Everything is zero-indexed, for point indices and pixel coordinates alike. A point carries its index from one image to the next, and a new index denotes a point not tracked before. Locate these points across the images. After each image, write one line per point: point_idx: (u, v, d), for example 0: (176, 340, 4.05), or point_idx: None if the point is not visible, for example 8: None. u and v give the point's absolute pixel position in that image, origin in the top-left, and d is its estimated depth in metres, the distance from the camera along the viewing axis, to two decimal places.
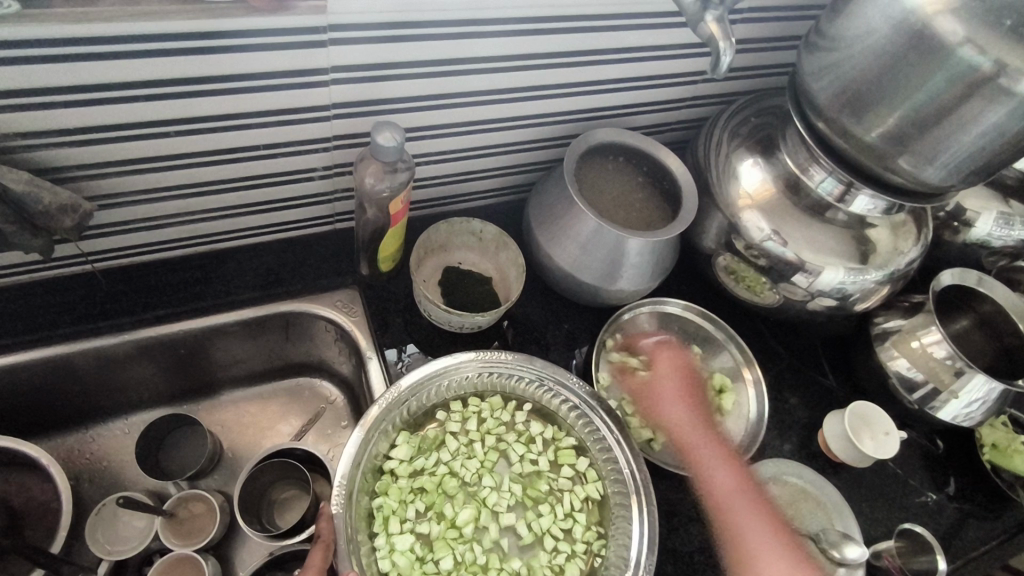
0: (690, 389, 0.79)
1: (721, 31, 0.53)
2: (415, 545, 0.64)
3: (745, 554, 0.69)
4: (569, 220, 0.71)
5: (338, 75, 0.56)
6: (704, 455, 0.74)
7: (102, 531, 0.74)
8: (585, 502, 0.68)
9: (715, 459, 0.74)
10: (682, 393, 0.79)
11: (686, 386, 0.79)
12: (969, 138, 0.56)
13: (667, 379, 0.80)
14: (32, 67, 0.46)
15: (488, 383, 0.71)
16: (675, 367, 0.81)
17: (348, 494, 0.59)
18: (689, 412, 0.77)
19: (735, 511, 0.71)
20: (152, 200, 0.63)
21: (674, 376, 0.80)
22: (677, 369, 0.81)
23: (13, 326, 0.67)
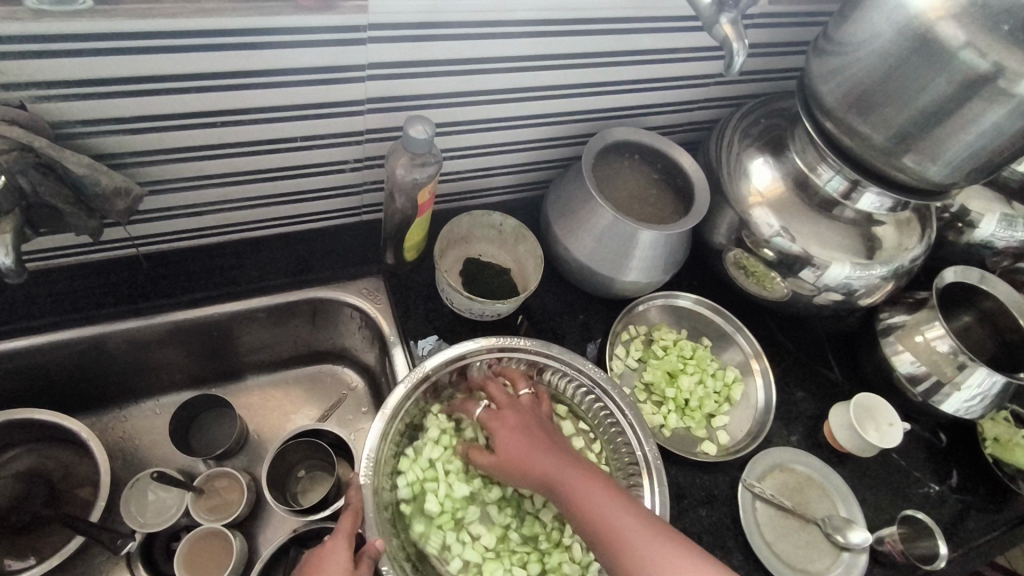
0: (535, 431, 0.65)
1: (735, 33, 0.56)
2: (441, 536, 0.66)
3: (609, 535, 0.58)
4: (586, 213, 0.74)
5: (374, 71, 0.60)
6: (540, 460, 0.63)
7: (136, 504, 0.77)
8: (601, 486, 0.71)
9: (541, 463, 0.63)
10: (533, 441, 0.64)
11: (536, 436, 0.65)
12: (970, 136, 0.59)
13: (512, 437, 0.65)
14: (98, 58, 0.50)
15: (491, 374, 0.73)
16: (515, 425, 0.65)
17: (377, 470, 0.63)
18: (521, 440, 0.64)
19: (586, 497, 0.60)
20: (194, 187, 0.67)
21: (519, 429, 0.65)
22: (523, 424, 0.65)
23: (60, 305, 0.71)
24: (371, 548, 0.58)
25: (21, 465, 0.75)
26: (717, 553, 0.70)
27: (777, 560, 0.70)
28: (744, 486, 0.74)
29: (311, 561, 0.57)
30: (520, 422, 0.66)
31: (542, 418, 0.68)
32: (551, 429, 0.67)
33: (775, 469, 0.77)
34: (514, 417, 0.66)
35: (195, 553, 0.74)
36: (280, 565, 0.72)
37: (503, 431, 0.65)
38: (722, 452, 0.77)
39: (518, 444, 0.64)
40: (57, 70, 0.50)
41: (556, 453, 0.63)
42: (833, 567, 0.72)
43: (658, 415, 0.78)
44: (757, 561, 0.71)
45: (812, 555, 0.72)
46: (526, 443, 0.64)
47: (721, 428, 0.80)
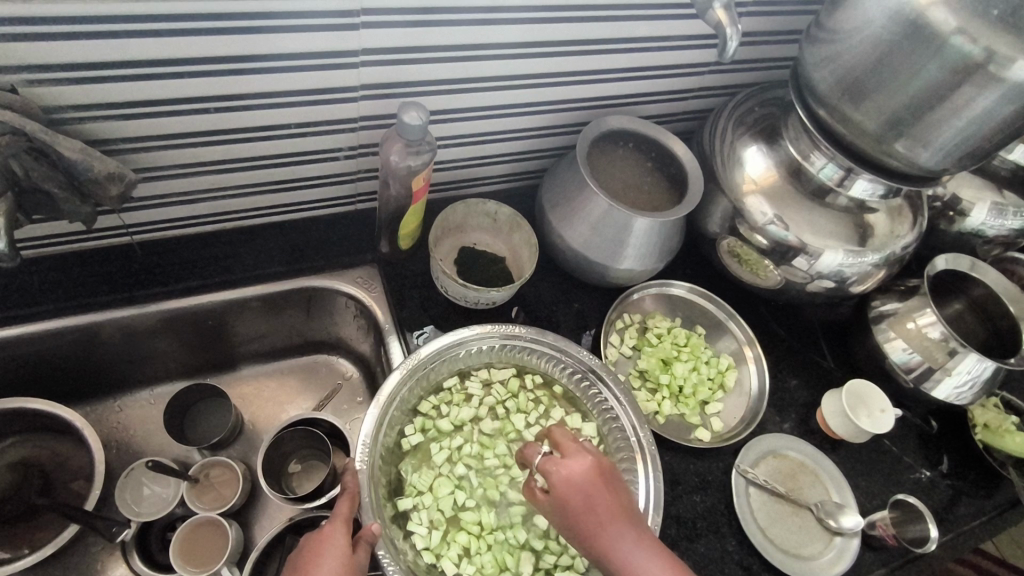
0: (605, 491, 0.59)
1: (728, 18, 0.56)
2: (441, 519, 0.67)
3: None
4: (581, 201, 0.74)
5: (369, 57, 0.60)
6: (609, 533, 0.57)
7: (131, 493, 0.77)
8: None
9: (602, 531, 0.57)
10: (601, 508, 0.58)
11: (605, 504, 0.58)
12: (961, 122, 0.59)
13: (578, 502, 0.58)
14: (93, 42, 0.50)
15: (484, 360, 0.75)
16: (582, 486, 0.58)
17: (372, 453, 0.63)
18: (588, 507, 0.58)
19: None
20: (190, 174, 0.67)
21: (582, 495, 0.58)
22: (590, 488, 0.58)
23: (53, 293, 0.71)
24: (367, 532, 0.57)
25: (14, 455, 0.75)
26: (711, 538, 0.71)
27: (770, 543, 0.71)
28: (737, 472, 0.75)
29: (309, 543, 0.56)
30: (585, 482, 0.59)
31: (609, 476, 0.60)
32: (621, 487, 0.60)
33: (769, 455, 0.78)
34: (577, 473, 0.59)
35: (191, 542, 0.74)
36: (277, 552, 0.72)
37: (565, 494, 0.58)
38: (716, 439, 0.78)
39: (584, 511, 0.57)
40: (51, 53, 0.50)
41: (623, 526, 0.57)
42: (826, 551, 0.72)
43: (652, 402, 0.79)
44: (750, 545, 0.71)
45: (804, 539, 0.73)
46: (596, 509, 0.58)
47: (715, 415, 0.80)
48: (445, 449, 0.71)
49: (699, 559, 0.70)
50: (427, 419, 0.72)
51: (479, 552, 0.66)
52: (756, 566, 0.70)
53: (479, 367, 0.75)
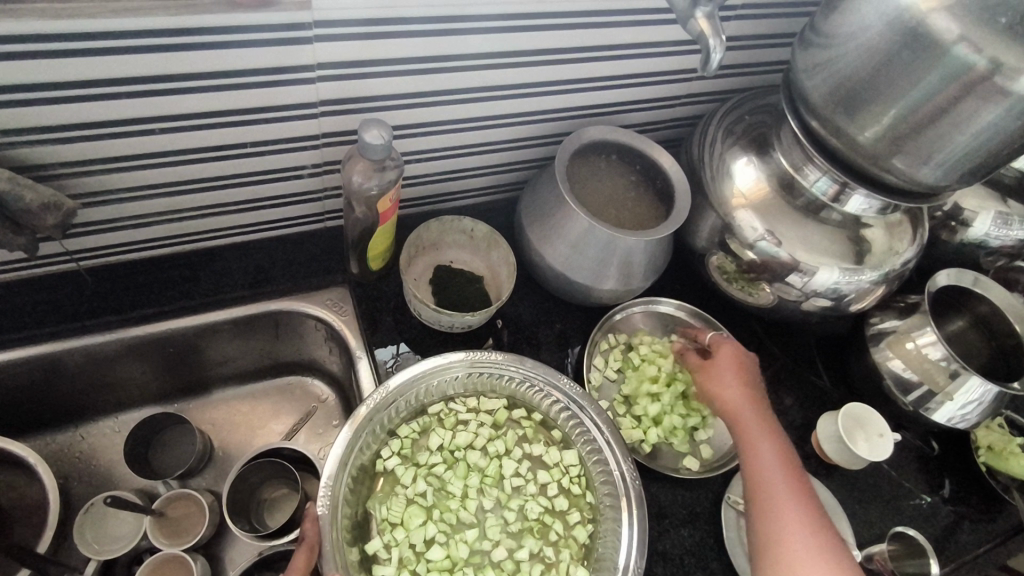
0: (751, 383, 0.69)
1: (711, 27, 0.52)
2: (406, 560, 0.63)
3: (766, 519, 0.60)
4: (560, 219, 0.70)
5: (325, 71, 0.56)
6: (752, 421, 0.66)
7: (91, 530, 0.73)
8: (577, 507, 0.68)
9: (755, 425, 0.65)
10: (752, 390, 0.68)
11: (740, 378, 0.69)
12: (964, 137, 0.55)
13: (721, 377, 0.69)
14: (14, 63, 0.46)
15: (458, 388, 0.70)
16: (728, 369, 0.70)
17: (334, 492, 0.59)
18: (735, 378, 0.69)
19: (752, 457, 0.63)
20: (138, 197, 0.62)
21: (729, 369, 0.70)
22: (738, 371, 0.70)
23: (0, 324, 0.67)
24: None
25: None
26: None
27: None
28: (726, 503, 0.70)
29: None
30: (731, 358, 0.71)
31: (729, 368, 0.70)
32: (750, 369, 0.71)
33: None
34: (727, 353, 0.71)
35: None
36: None
37: (712, 372, 0.70)
38: (704, 468, 0.73)
39: (728, 377, 0.69)
40: None
41: (762, 410, 0.67)
42: None
43: (637, 429, 0.74)
44: None
45: None
46: (729, 383, 0.69)
47: (704, 442, 0.76)
48: (414, 484, 0.67)
49: None
50: (398, 451, 0.68)
51: None
52: None
53: (454, 395, 0.71)
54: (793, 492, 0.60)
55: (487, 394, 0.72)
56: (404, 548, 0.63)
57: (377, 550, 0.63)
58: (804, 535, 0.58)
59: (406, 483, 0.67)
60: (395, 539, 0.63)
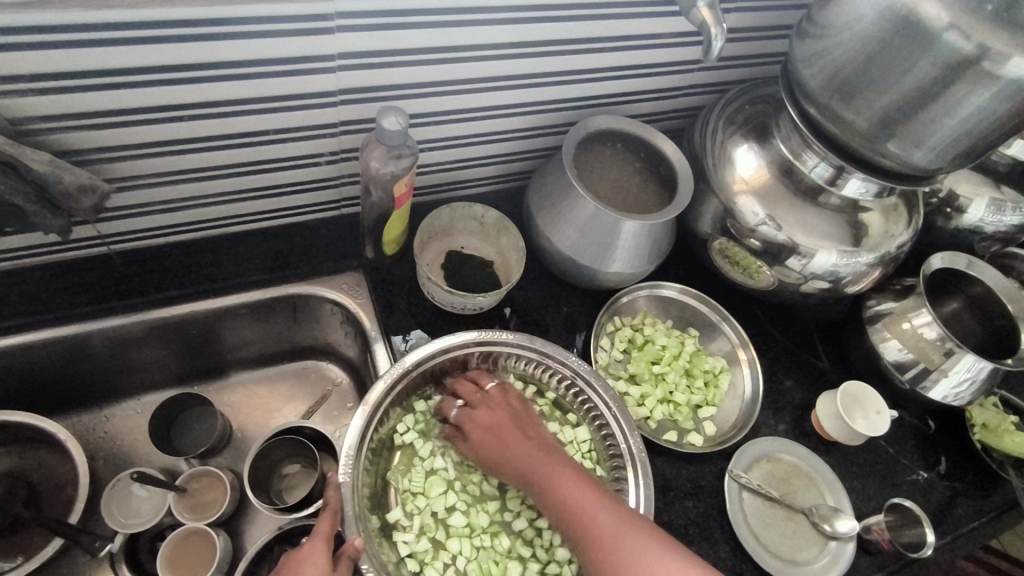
0: (506, 427, 0.66)
1: (713, 18, 0.55)
2: (427, 527, 0.66)
3: (598, 547, 0.57)
4: (567, 204, 0.73)
5: (345, 60, 0.59)
6: (538, 466, 0.63)
7: (118, 503, 0.77)
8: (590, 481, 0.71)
9: (544, 469, 0.63)
10: (512, 433, 0.66)
11: (510, 426, 0.67)
12: (954, 121, 0.57)
13: (488, 423, 0.67)
14: (57, 51, 0.49)
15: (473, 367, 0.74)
16: (490, 420, 0.67)
17: (356, 459, 0.62)
18: (506, 428, 0.66)
19: (567, 493, 0.60)
20: (166, 183, 0.65)
21: (489, 426, 0.67)
22: (495, 422, 0.67)
23: (33, 305, 0.70)
24: (350, 548, 0.57)
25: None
26: (704, 545, 0.70)
27: (764, 550, 0.70)
28: (730, 477, 0.73)
29: (289, 561, 0.56)
30: (492, 415, 0.68)
31: (514, 409, 0.68)
32: (527, 419, 0.68)
33: (762, 459, 0.77)
34: (489, 404, 0.68)
35: (179, 554, 0.74)
36: (266, 563, 0.71)
37: (478, 434, 0.67)
38: (709, 443, 0.77)
39: (489, 435, 0.67)
40: (16, 64, 0.49)
41: (532, 447, 0.65)
42: (821, 556, 0.71)
43: (644, 407, 0.77)
44: (744, 552, 0.70)
45: (799, 544, 0.72)
46: (500, 433, 0.66)
47: (708, 419, 0.79)
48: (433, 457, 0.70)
49: None
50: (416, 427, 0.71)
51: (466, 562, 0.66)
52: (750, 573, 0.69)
53: None
54: (646, 532, 0.57)
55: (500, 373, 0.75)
56: (426, 516, 0.67)
57: (399, 518, 0.66)
58: (662, 559, 0.55)
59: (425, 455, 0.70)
60: (417, 507, 0.67)
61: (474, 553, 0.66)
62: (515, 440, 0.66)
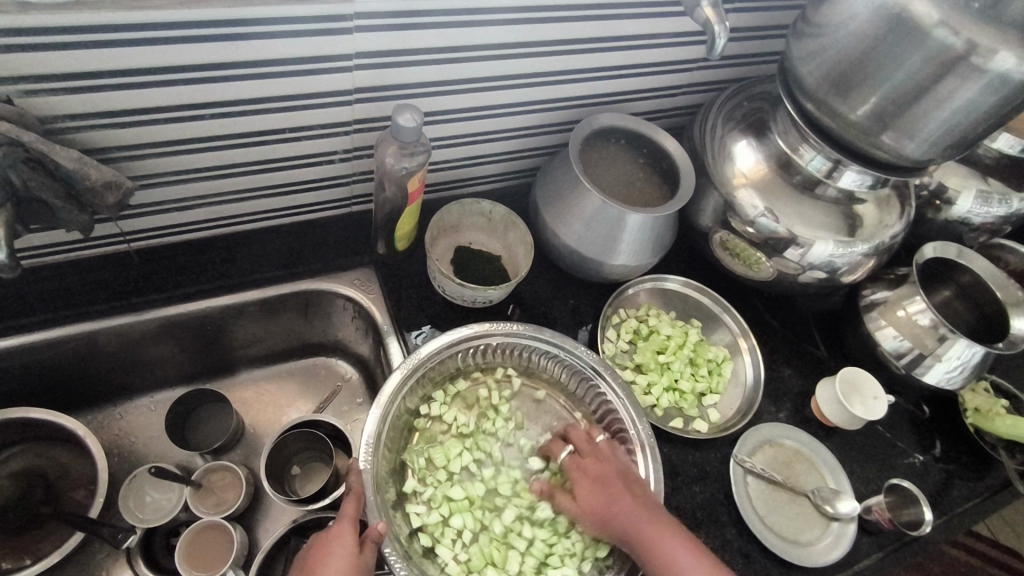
0: (616, 483, 0.64)
1: (716, 16, 0.57)
2: (438, 505, 0.68)
3: None
4: (574, 199, 0.75)
5: (361, 60, 0.61)
6: (651, 529, 0.60)
7: (133, 500, 0.77)
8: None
9: (654, 531, 0.60)
10: (622, 487, 0.64)
11: (622, 483, 0.64)
12: (945, 114, 0.60)
13: (595, 485, 0.64)
14: (86, 51, 0.50)
15: (486, 358, 0.76)
16: (597, 476, 0.65)
17: (388, 406, 0.66)
18: (610, 482, 0.64)
19: (669, 556, 0.59)
20: (184, 181, 0.67)
21: (602, 481, 0.65)
22: (602, 476, 0.65)
23: (52, 302, 0.71)
24: (373, 532, 0.58)
25: (17, 464, 0.75)
26: (711, 527, 0.72)
27: (770, 531, 0.72)
28: (735, 461, 0.76)
29: (317, 544, 0.57)
30: (606, 469, 0.65)
31: (624, 466, 0.66)
32: (635, 474, 0.66)
33: (766, 444, 0.79)
34: (602, 460, 0.66)
35: (196, 546, 0.74)
36: (283, 554, 0.72)
37: (582, 480, 0.65)
38: (714, 430, 0.79)
39: (604, 491, 0.64)
40: (47, 64, 0.50)
41: (637, 505, 0.62)
42: (823, 537, 0.74)
43: (650, 395, 0.79)
44: (750, 534, 0.72)
45: (803, 526, 0.74)
46: (606, 489, 0.64)
47: (712, 407, 0.81)
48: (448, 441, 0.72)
49: None
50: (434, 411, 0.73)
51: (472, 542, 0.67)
52: (757, 554, 0.71)
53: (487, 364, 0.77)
54: None
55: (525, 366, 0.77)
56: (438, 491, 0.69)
57: (412, 488, 0.68)
58: None
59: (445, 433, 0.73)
60: (430, 485, 0.69)
61: (478, 535, 0.68)
62: (626, 499, 0.63)
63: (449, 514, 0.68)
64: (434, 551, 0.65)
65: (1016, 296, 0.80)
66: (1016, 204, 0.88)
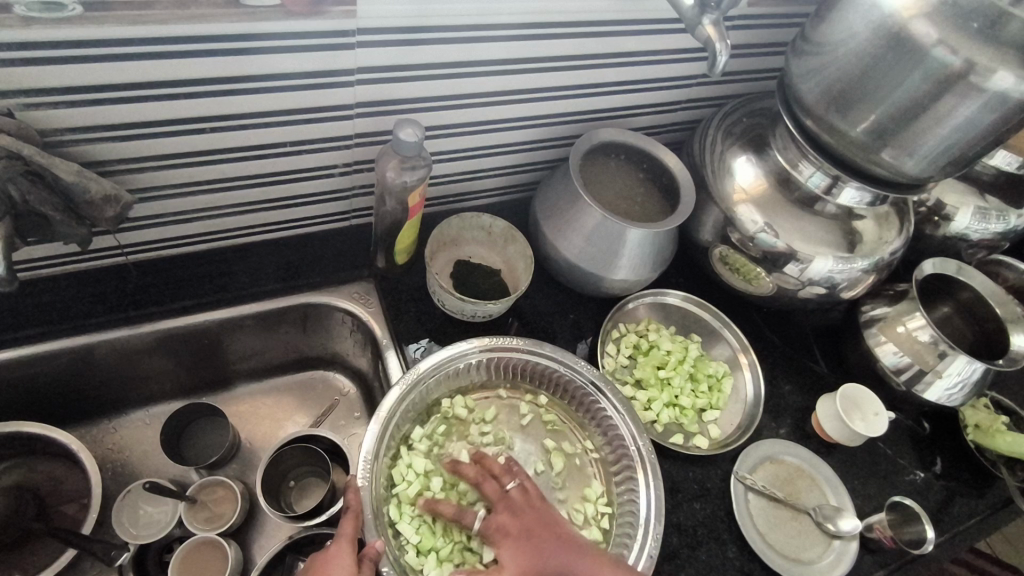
0: (538, 534, 0.61)
1: (718, 33, 0.57)
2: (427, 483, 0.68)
3: None
4: (575, 213, 0.75)
5: (363, 75, 0.61)
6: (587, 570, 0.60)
7: (127, 515, 0.76)
8: (592, 504, 0.71)
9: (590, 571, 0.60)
10: (553, 533, 0.62)
11: (544, 533, 0.62)
12: (944, 131, 0.60)
13: (516, 543, 0.61)
14: (88, 65, 0.50)
15: (504, 370, 0.76)
16: (517, 530, 0.62)
17: (388, 420, 0.66)
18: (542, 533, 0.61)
19: None
20: (183, 194, 0.67)
21: (523, 534, 0.62)
22: (527, 528, 0.62)
23: (49, 315, 0.70)
24: (372, 550, 0.58)
25: (8, 479, 0.74)
26: (713, 545, 0.71)
27: (771, 549, 0.72)
28: (736, 478, 0.75)
29: (313, 565, 0.56)
30: (521, 527, 0.62)
31: (540, 506, 0.64)
32: (554, 519, 0.63)
33: (766, 461, 0.79)
34: (512, 515, 0.63)
35: (190, 564, 0.73)
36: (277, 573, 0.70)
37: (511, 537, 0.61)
38: (714, 446, 0.78)
39: (526, 549, 0.61)
40: (48, 77, 0.50)
41: (570, 551, 0.61)
42: (825, 555, 0.73)
43: (651, 410, 0.79)
44: (751, 552, 0.72)
45: (804, 544, 0.73)
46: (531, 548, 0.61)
47: (713, 422, 0.80)
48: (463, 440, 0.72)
49: (701, 566, 0.70)
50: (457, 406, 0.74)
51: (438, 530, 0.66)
52: (758, 572, 0.71)
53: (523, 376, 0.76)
54: None
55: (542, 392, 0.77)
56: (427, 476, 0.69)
57: (412, 449, 0.70)
58: None
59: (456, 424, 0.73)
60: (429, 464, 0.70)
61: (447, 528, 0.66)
62: (551, 553, 0.61)
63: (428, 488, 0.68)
64: (396, 520, 0.65)
65: (1015, 313, 0.80)
66: (1012, 221, 0.89)
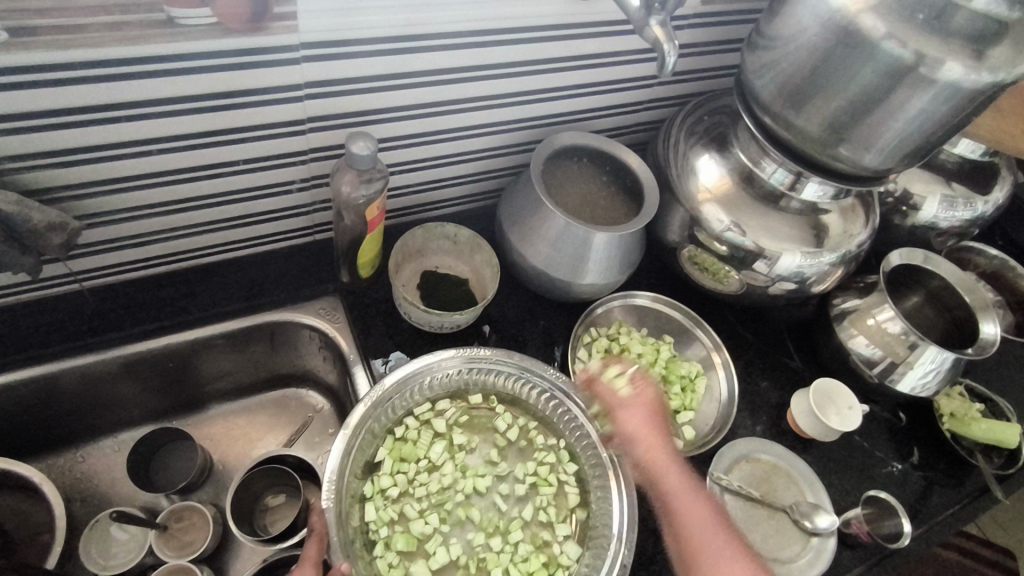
0: (650, 430, 0.64)
1: (665, 34, 0.56)
2: (395, 488, 0.69)
3: (693, 546, 0.58)
4: (538, 220, 0.74)
5: (311, 89, 0.60)
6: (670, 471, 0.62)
7: (96, 547, 0.75)
8: (565, 513, 0.71)
9: (671, 472, 0.62)
10: (656, 435, 0.63)
11: (654, 428, 0.64)
12: (899, 124, 0.60)
13: (642, 423, 0.64)
14: (20, 92, 0.49)
15: (474, 378, 0.74)
16: (640, 414, 0.64)
17: (352, 439, 0.65)
18: (646, 436, 0.63)
19: (687, 502, 0.60)
20: (136, 217, 0.66)
21: (636, 420, 0.64)
22: (648, 417, 0.64)
23: (4, 346, 0.69)
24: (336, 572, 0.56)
25: None
26: None
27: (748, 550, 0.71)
28: (711, 479, 0.75)
29: None
30: (648, 409, 0.65)
31: (658, 402, 0.66)
32: (664, 413, 0.66)
33: (741, 460, 0.78)
34: (643, 404, 0.65)
35: None
36: None
37: (648, 449, 0.63)
38: (689, 447, 0.77)
39: (642, 428, 0.64)
40: None
41: (667, 450, 0.63)
42: (803, 553, 0.72)
43: None
44: None
45: (782, 542, 0.73)
46: (647, 432, 0.64)
47: (688, 425, 0.79)
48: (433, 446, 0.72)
49: None
50: (428, 410, 0.73)
51: (403, 535, 0.67)
52: None
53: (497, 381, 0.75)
54: (732, 556, 0.58)
55: (515, 396, 0.75)
56: (400, 479, 0.70)
57: (382, 456, 0.70)
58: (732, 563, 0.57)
59: (428, 431, 0.73)
60: (397, 471, 0.70)
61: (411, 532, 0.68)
62: (658, 440, 0.63)
63: (394, 494, 0.69)
64: (365, 523, 0.67)
65: (985, 300, 0.80)
66: (979, 208, 0.89)
